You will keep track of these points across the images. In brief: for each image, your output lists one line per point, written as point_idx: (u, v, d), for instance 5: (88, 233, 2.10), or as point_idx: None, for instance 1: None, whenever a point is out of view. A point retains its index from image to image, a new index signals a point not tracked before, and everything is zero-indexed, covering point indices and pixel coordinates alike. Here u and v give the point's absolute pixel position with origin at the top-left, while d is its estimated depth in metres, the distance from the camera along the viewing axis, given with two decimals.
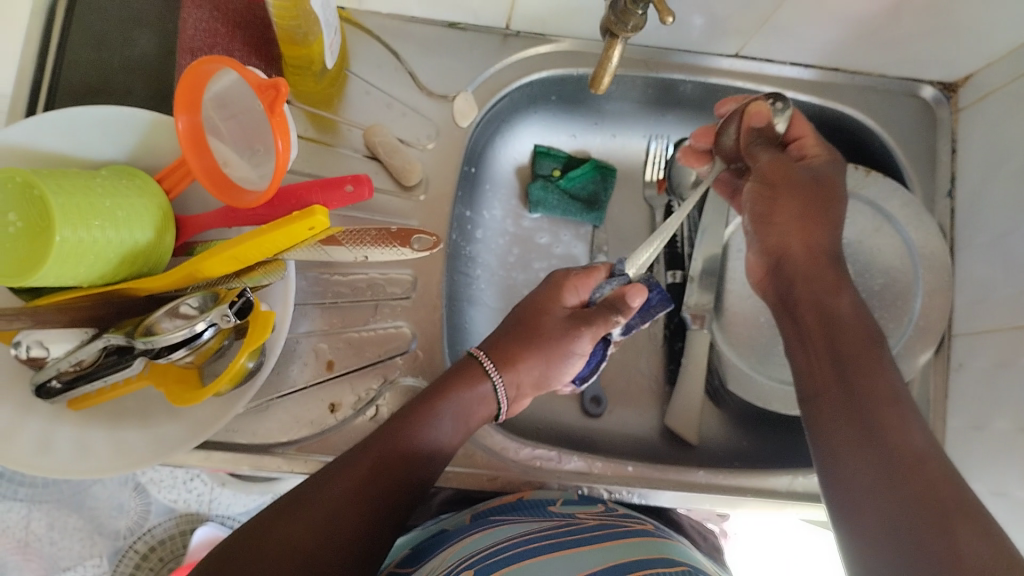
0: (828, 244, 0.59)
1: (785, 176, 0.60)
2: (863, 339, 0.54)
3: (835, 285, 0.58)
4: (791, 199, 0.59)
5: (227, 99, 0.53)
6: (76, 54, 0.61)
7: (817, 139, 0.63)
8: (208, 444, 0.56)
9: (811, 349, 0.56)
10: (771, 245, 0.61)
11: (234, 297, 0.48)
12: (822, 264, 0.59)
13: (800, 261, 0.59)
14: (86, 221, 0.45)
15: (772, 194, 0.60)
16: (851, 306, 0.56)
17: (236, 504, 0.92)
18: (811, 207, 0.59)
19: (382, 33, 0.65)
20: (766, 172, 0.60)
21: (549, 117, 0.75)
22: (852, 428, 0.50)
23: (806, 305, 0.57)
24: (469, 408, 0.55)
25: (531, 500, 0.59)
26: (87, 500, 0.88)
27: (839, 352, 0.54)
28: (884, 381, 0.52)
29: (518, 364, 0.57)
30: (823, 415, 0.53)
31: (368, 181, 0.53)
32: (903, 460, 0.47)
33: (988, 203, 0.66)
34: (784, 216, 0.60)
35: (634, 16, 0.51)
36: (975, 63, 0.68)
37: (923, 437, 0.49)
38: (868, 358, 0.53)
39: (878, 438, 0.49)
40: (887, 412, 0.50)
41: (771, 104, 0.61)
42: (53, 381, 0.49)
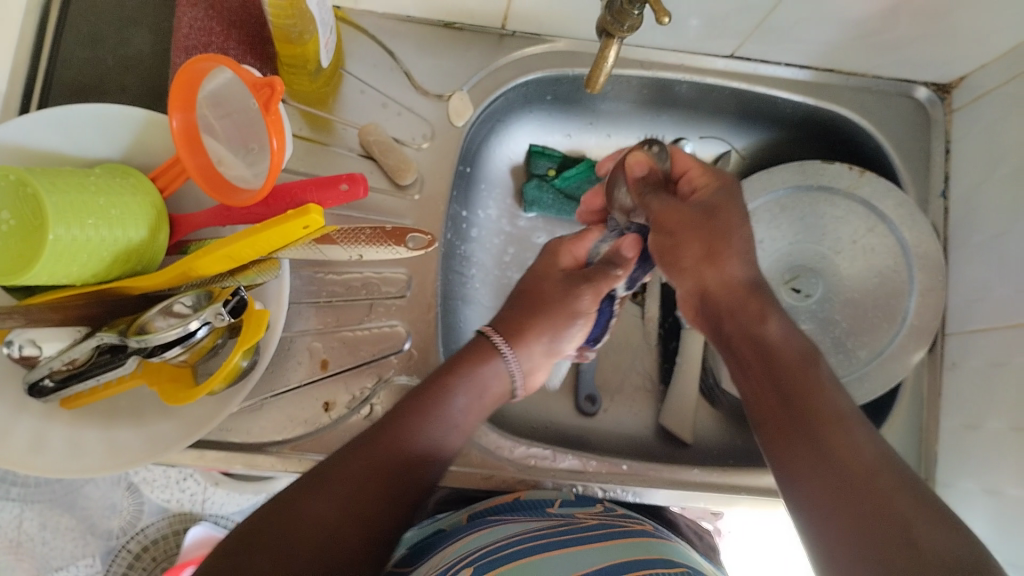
0: (743, 271, 0.54)
1: (678, 220, 0.55)
2: (798, 361, 0.51)
3: (759, 313, 0.53)
4: (690, 240, 0.55)
5: (221, 98, 0.53)
6: (70, 52, 0.61)
7: (704, 166, 0.58)
8: (202, 443, 0.56)
9: (755, 381, 0.52)
10: (690, 285, 0.56)
11: (228, 295, 0.48)
12: (749, 294, 0.54)
13: (722, 296, 0.55)
14: (79, 219, 0.45)
15: (672, 240, 0.56)
16: (780, 332, 0.52)
17: (228, 504, 0.92)
18: (713, 241, 0.54)
19: (377, 33, 0.65)
20: (658, 219, 0.56)
21: (544, 117, 0.75)
22: (803, 452, 0.47)
23: (740, 338, 0.54)
24: (484, 385, 0.55)
25: (528, 500, 0.59)
26: (79, 500, 0.88)
27: (783, 379, 0.50)
28: (822, 397, 0.49)
29: (527, 335, 0.58)
30: (775, 449, 0.49)
31: (363, 179, 0.53)
32: (855, 475, 0.44)
33: (982, 203, 0.67)
34: (687, 258, 0.55)
35: (631, 16, 0.51)
36: (969, 64, 0.68)
37: (872, 449, 0.46)
38: (810, 381, 0.50)
39: (826, 458, 0.46)
40: (831, 428, 0.47)
41: (648, 150, 0.59)
42: (46, 380, 0.48)
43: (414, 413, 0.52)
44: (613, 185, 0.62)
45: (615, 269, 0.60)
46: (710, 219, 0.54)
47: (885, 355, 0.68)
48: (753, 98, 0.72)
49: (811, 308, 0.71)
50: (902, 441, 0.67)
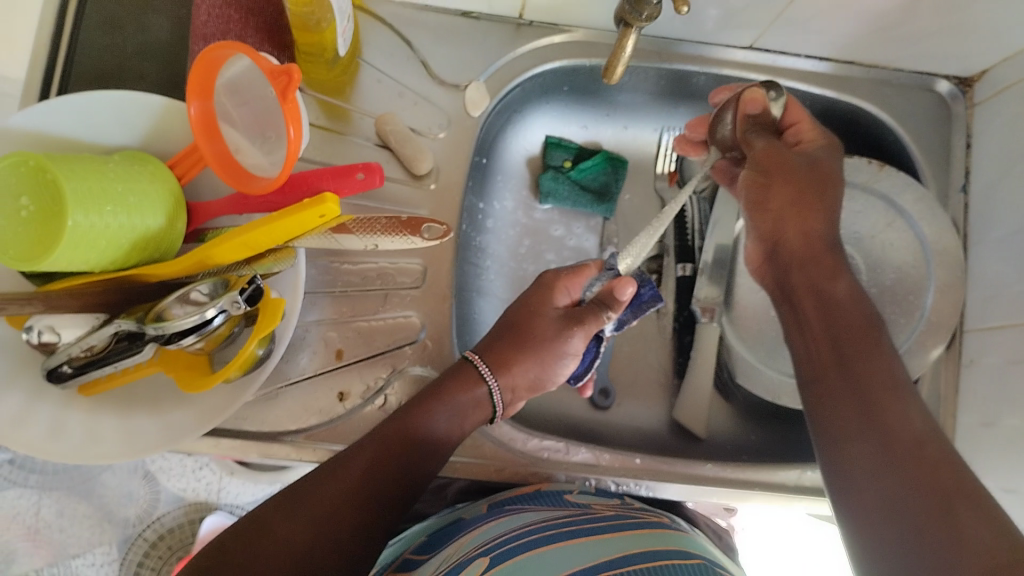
0: (823, 230, 0.58)
1: (777, 163, 0.58)
2: (862, 323, 0.54)
3: (831, 271, 0.57)
4: (785, 184, 0.58)
5: (240, 85, 0.53)
6: (89, 40, 0.61)
7: (814, 127, 0.61)
8: (218, 431, 0.56)
9: (814, 336, 0.55)
10: (767, 230, 0.60)
11: (245, 283, 0.48)
12: (824, 250, 0.58)
13: (796, 251, 0.58)
14: (98, 206, 0.45)
15: (765, 181, 0.59)
16: (848, 292, 0.56)
17: (244, 493, 0.92)
18: (806, 193, 0.58)
19: (394, 22, 0.65)
20: (758, 158, 0.59)
21: (560, 108, 0.75)
22: (853, 411, 0.51)
23: (805, 292, 0.57)
24: (465, 410, 0.55)
25: (547, 490, 0.59)
26: (96, 487, 0.88)
27: (844, 338, 0.54)
28: (881, 363, 0.52)
29: (512, 370, 0.57)
30: (828, 402, 0.52)
31: (379, 169, 0.54)
32: (902, 440, 0.48)
33: (1002, 199, 0.66)
34: (778, 202, 0.58)
35: (649, 5, 0.51)
36: (991, 58, 0.67)
37: (920, 418, 0.49)
38: (868, 343, 0.53)
39: (877, 420, 0.49)
40: (883, 395, 0.50)
41: (767, 92, 0.60)
42: (65, 367, 0.48)
43: (399, 432, 0.52)
44: (718, 118, 0.63)
45: (609, 312, 0.60)
46: (810, 173, 0.58)
47: (902, 351, 0.67)
48: None
49: None
50: None
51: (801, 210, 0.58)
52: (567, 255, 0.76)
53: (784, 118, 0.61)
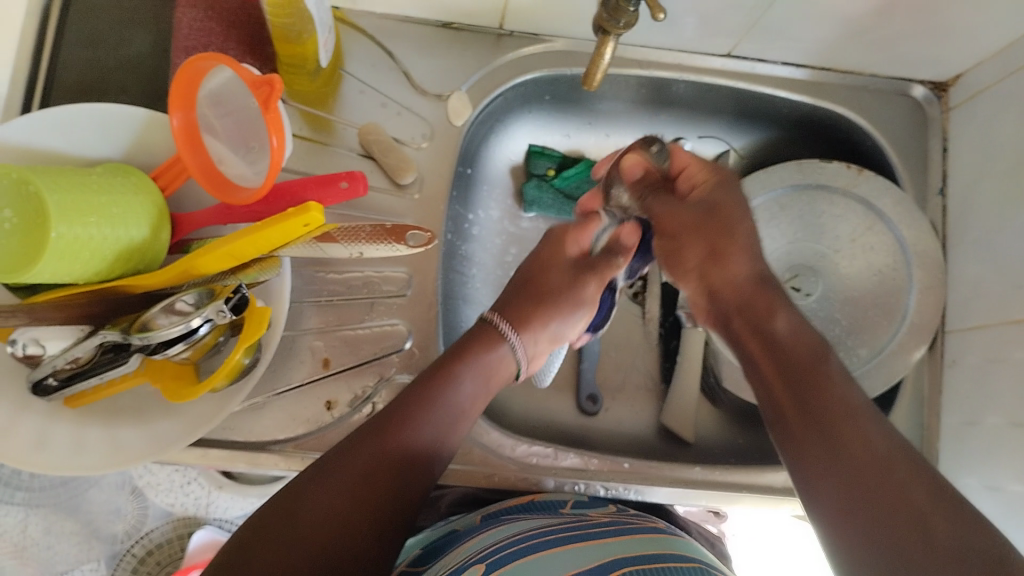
0: (748, 272, 0.57)
1: (677, 222, 0.58)
2: (809, 353, 0.52)
3: (767, 308, 0.55)
4: (696, 239, 0.58)
5: (222, 96, 0.53)
6: (70, 55, 0.61)
7: (701, 162, 0.61)
8: (204, 442, 0.56)
9: (768, 375, 0.53)
10: (699, 287, 0.59)
11: (230, 292, 0.48)
12: (756, 291, 0.56)
13: (727, 296, 0.57)
14: (81, 217, 0.45)
15: (676, 243, 0.59)
16: (789, 326, 0.54)
17: (233, 507, 0.92)
18: (715, 242, 0.57)
19: (376, 34, 0.66)
20: (662, 222, 0.59)
21: (543, 117, 0.75)
22: (817, 446, 0.48)
23: (750, 333, 0.55)
24: (488, 370, 0.55)
25: (542, 503, 0.61)
26: (83, 503, 0.88)
27: (796, 371, 0.51)
28: (838, 392, 0.49)
29: (539, 324, 0.58)
30: (792, 446, 0.49)
31: (363, 177, 0.54)
32: (868, 469, 0.45)
33: (979, 200, 0.67)
34: (693, 258, 0.58)
35: (627, 13, 0.52)
36: (965, 62, 0.68)
37: (883, 439, 0.47)
38: (822, 373, 0.51)
39: (840, 453, 0.46)
40: (843, 424, 0.48)
41: (648, 149, 0.61)
42: (49, 379, 0.49)
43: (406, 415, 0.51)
44: (609, 189, 0.64)
45: (623, 257, 0.63)
46: (705, 219, 0.57)
47: (884, 353, 0.68)
48: (750, 96, 0.72)
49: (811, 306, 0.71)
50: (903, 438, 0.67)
51: (702, 264, 0.58)
52: None
53: (672, 167, 0.61)
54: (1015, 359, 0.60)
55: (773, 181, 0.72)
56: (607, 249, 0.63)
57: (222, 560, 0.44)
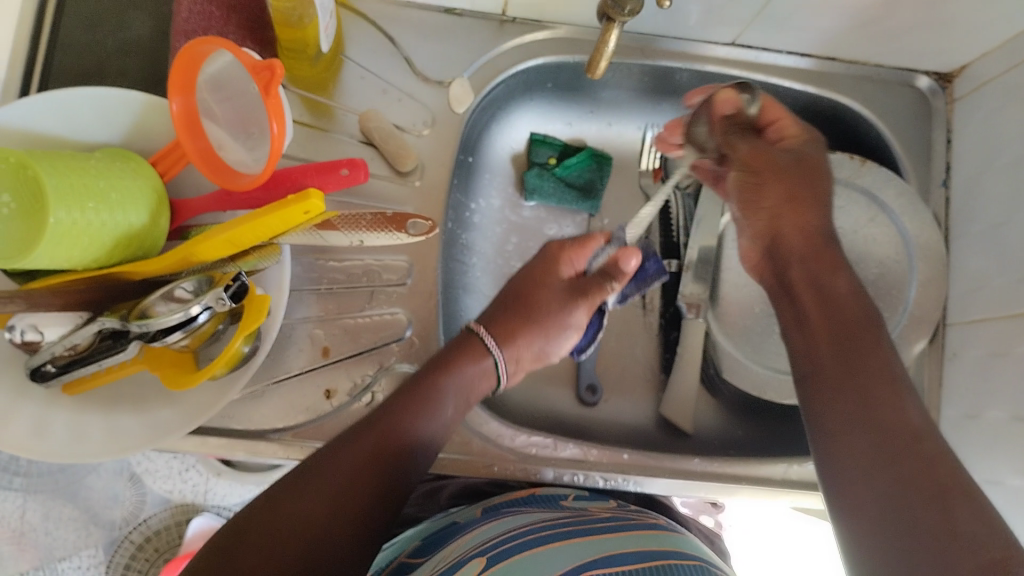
0: (807, 221, 0.59)
1: (761, 162, 0.60)
2: (862, 319, 0.53)
3: (831, 267, 0.57)
4: (777, 183, 0.60)
5: (222, 81, 0.53)
6: (68, 38, 0.61)
7: (795, 120, 0.63)
8: (203, 429, 0.56)
9: (817, 331, 0.54)
10: (762, 230, 0.61)
11: (229, 280, 0.48)
12: (820, 247, 0.58)
13: (790, 247, 0.59)
14: (79, 202, 0.45)
15: (756, 180, 0.60)
16: (848, 288, 0.55)
17: (231, 495, 0.92)
18: (792, 189, 0.59)
19: (378, 20, 0.65)
20: (745, 159, 0.61)
21: (544, 105, 0.75)
22: (852, 404, 0.49)
23: (805, 287, 0.57)
24: (470, 385, 0.55)
25: (541, 495, 0.60)
26: (81, 490, 0.87)
27: (845, 332, 0.53)
28: (882, 359, 0.51)
29: (521, 342, 0.58)
30: (829, 399, 0.51)
31: (364, 164, 0.53)
32: (897, 434, 0.46)
33: (983, 192, 0.67)
34: (771, 200, 0.60)
35: (631, 0, 0.51)
36: (971, 53, 0.68)
37: (918, 412, 0.47)
38: (869, 339, 0.52)
39: (873, 415, 0.48)
40: (880, 389, 0.49)
41: (740, 94, 0.62)
42: (48, 365, 0.48)
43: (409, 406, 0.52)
44: (693, 123, 0.66)
45: (615, 283, 0.62)
46: (788, 164, 0.60)
47: None
48: (754, 86, 0.72)
49: None
50: None
51: (771, 204, 0.60)
52: None
53: (763, 115, 0.63)
54: (1018, 352, 0.60)
55: None
56: (598, 271, 0.63)
57: (236, 524, 0.46)
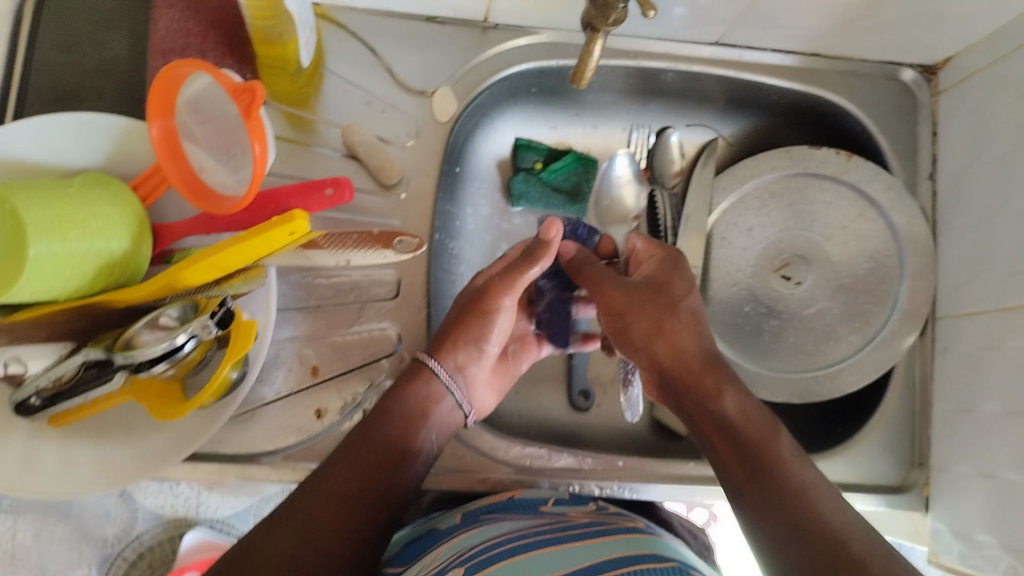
0: (677, 337, 0.54)
1: (619, 302, 0.57)
2: (761, 428, 0.49)
3: (715, 387, 0.52)
4: (636, 313, 0.56)
5: (201, 102, 0.51)
6: (44, 59, 0.59)
7: (653, 245, 0.61)
8: (194, 456, 0.55)
9: (724, 459, 0.49)
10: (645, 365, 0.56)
11: (216, 305, 0.47)
12: (702, 367, 0.53)
13: (679, 373, 0.53)
14: (61, 231, 0.44)
15: (622, 321, 0.57)
16: (737, 405, 0.50)
17: (225, 507, 0.78)
18: (651, 318, 0.55)
19: (359, 30, 0.64)
20: (606, 304, 0.57)
21: (530, 110, 0.74)
22: (767, 522, 0.45)
23: (700, 416, 0.51)
24: (423, 403, 0.55)
25: (520, 499, 0.58)
26: (73, 505, 0.74)
27: (746, 449, 0.48)
28: (793, 470, 0.46)
29: (457, 345, 0.57)
30: (750, 521, 0.46)
31: (349, 183, 0.52)
32: (817, 547, 0.42)
33: (970, 186, 0.66)
34: (639, 333, 0.55)
35: (616, 10, 0.50)
36: (955, 46, 0.67)
37: (839, 513, 0.44)
38: (775, 452, 0.48)
39: (791, 524, 0.44)
40: (798, 504, 0.44)
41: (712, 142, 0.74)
42: (33, 398, 0.48)
43: (379, 421, 0.52)
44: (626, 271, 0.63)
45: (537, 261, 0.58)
46: (637, 296, 0.56)
47: (879, 339, 0.68)
48: (738, 84, 0.71)
49: (801, 296, 0.71)
50: (896, 423, 0.68)
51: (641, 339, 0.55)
52: None
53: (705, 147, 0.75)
54: (1009, 345, 0.60)
55: (761, 168, 0.72)
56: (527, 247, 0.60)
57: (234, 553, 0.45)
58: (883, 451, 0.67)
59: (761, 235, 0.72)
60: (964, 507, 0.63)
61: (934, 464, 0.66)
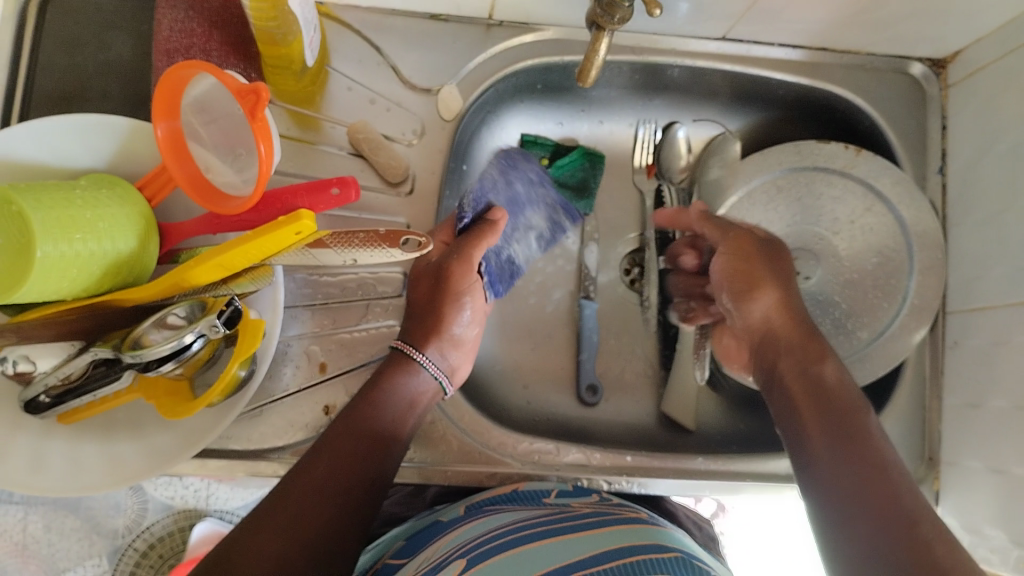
0: (785, 301, 0.60)
1: (751, 248, 0.62)
2: (850, 403, 0.53)
3: (817, 354, 0.56)
4: (760, 261, 0.62)
5: (207, 103, 0.52)
6: (49, 61, 0.60)
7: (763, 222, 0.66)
8: (204, 452, 0.56)
9: (805, 422, 0.53)
10: (755, 322, 0.61)
11: (222, 306, 0.47)
12: (804, 333, 0.58)
13: (783, 338, 0.59)
14: (67, 234, 0.44)
15: (746, 266, 0.62)
16: (834, 374, 0.55)
17: (233, 498, 0.78)
18: (759, 275, 0.61)
19: (362, 28, 0.64)
20: (734, 246, 0.63)
21: (535, 106, 0.74)
22: (842, 481, 0.48)
23: (794, 376, 0.56)
24: (410, 394, 0.55)
25: (526, 491, 0.59)
26: (84, 499, 0.73)
27: (834, 415, 0.52)
28: (875, 443, 0.50)
29: (437, 336, 0.57)
30: (817, 481, 0.49)
31: (355, 182, 0.52)
32: (890, 512, 0.45)
33: (979, 180, 0.66)
34: (759, 281, 0.61)
35: (621, 8, 0.50)
36: (964, 38, 0.67)
37: (911, 492, 0.47)
38: (860, 426, 0.51)
39: (864, 493, 0.47)
40: (874, 472, 0.48)
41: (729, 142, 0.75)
42: (42, 396, 0.49)
43: (364, 411, 0.53)
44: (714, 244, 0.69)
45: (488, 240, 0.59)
46: (763, 255, 0.62)
47: (886, 336, 0.68)
48: (744, 79, 0.71)
49: (810, 290, 0.71)
50: (906, 417, 0.67)
51: (765, 289, 0.60)
52: (558, 255, 0.75)
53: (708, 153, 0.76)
54: (1020, 342, 0.60)
55: (769, 163, 0.71)
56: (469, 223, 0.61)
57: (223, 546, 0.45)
58: (892, 445, 0.67)
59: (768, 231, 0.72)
60: (974, 503, 0.62)
61: (944, 459, 0.66)
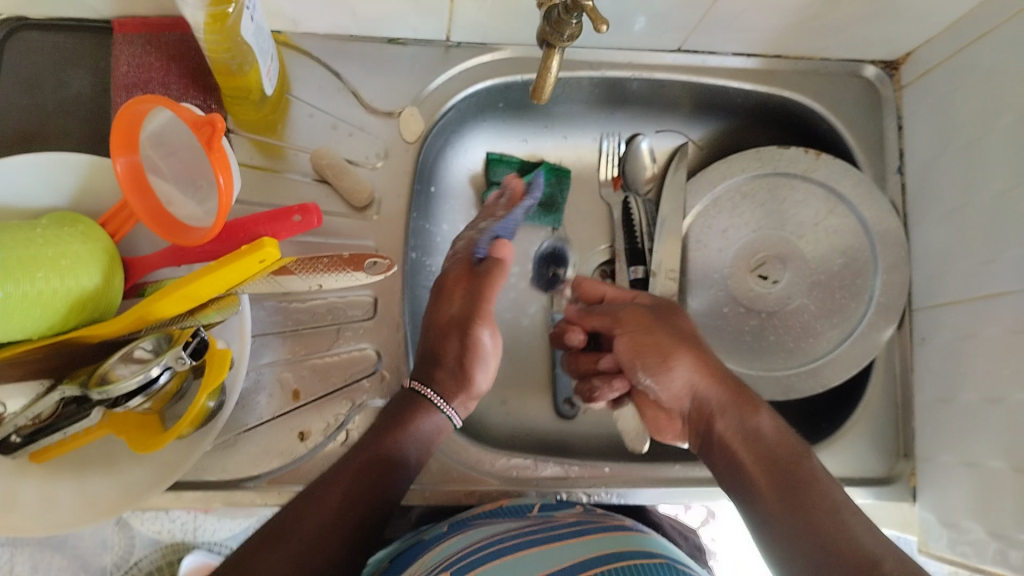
0: (698, 366, 0.57)
1: (645, 318, 0.60)
2: (793, 452, 0.51)
3: (750, 405, 0.55)
4: (662, 333, 0.59)
5: (165, 136, 0.52)
6: (8, 101, 0.60)
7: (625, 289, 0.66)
8: (179, 485, 0.56)
9: (753, 478, 0.51)
10: (678, 392, 0.58)
11: (188, 337, 0.47)
12: (736, 388, 0.56)
13: (710, 398, 0.56)
14: (28, 273, 0.44)
15: (649, 337, 0.59)
16: (771, 425, 0.53)
17: (221, 530, 0.77)
18: (671, 345, 0.58)
19: (322, 55, 0.64)
20: (626, 319, 0.61)
21: (498, 125, 0.74)
22: (801, 537, 0.46)
23: (733, 435, 0.54)
24: (431, 431, 0.57)
25: (508, 507, 0.59)
26: (69, 538, 0.73)
27: (777, 465, 0.50)
28: (823, 490, 0.48)
29: (465, 389, 0.61)
30: (778, 543, 0.47)
31: (317, 209, 0.53)
32: (848, 560, 0.43)
33: (937, 178, 0.67)
34: (654, 347, 0.59)
35: (569, 25, 0.51)
36: (915, 40, 0.68)
37: (870, 534, 0.45)
38: (806, 472, 0.50)
39: (820, 541, 0.45)
40: (827, 519, 0.46)
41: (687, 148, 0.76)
42: (13, 436, 0.48)
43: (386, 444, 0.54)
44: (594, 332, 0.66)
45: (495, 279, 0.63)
46: (661, 321, 0.60)
47: (856, 335, 0.69)
48: (703, 89, 0.72)
49: (778, 294, 0.72)
50: (879, 417, 0.68)
51: (676, 358, 0.58)
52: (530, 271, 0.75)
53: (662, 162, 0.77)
54: (984, 334, 0.61)
55: (733, 170, 0.72)
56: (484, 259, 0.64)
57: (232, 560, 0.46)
58: (867, 444, 0.68)
59: (736, 237, 0.73)
60: (951, 496, 0.63)
61: (918, 454, 0.67)
